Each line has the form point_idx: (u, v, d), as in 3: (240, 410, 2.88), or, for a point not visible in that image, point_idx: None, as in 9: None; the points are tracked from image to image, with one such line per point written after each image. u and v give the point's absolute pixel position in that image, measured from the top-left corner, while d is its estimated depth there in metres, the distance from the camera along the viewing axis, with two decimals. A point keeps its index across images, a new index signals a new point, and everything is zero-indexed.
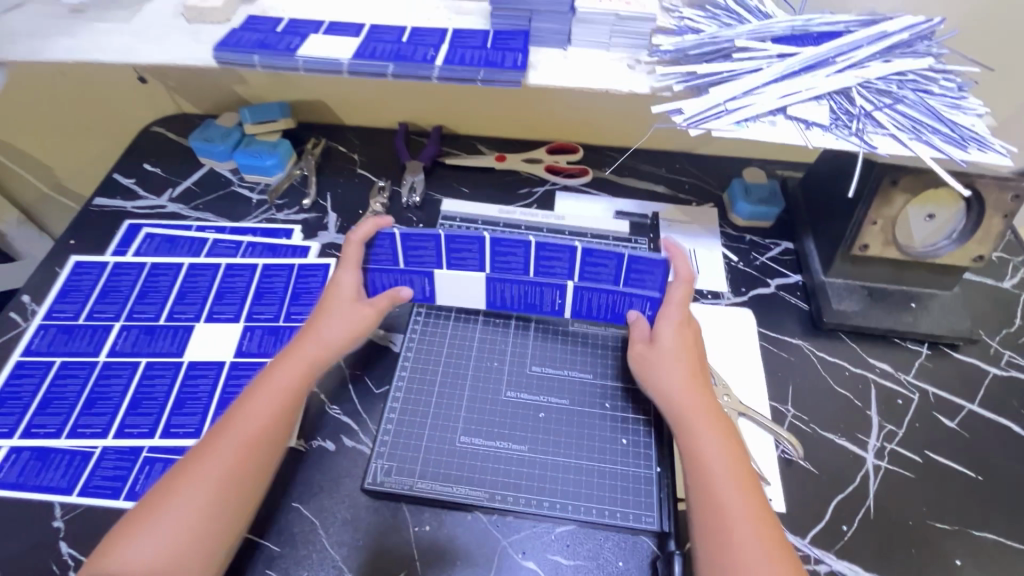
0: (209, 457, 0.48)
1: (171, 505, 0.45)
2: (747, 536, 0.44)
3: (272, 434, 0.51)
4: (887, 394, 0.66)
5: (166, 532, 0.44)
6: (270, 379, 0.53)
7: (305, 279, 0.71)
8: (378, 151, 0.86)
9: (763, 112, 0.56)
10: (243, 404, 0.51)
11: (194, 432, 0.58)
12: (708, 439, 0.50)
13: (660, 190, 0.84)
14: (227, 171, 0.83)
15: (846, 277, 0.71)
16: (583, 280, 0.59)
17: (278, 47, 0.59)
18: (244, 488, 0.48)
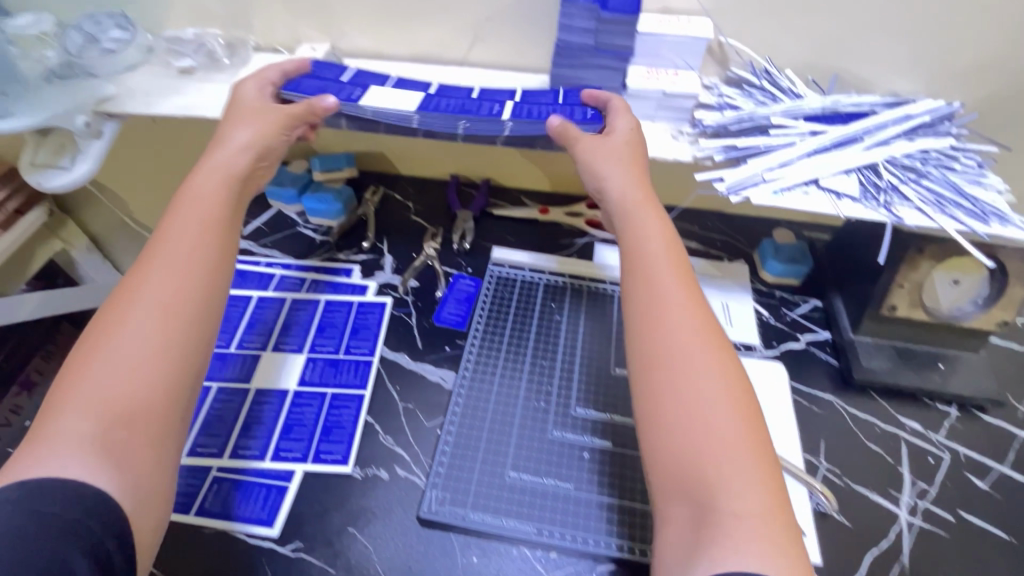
0: (141, 298, 0.48)
1: (112, 348, 0.46)
2: (705, 384, 0.46)
3: (203, 276, 0.52)
4: (917, 453, 0.68)
5: (118, 368, 0.45)
6: (186, 223, 0.54)
7: (363, 315, 0.76)
8: (431, 199, 0.94)
9: (797, 183, 0.62)
10: (151, 258, 0.51)
11: (259, 455, 0.62)
12: (657, 303, 0.51)
13: (693, 246, 0.89)
14: (293, 213, 0.90)
15: (875, 336, 0.74)
16: (523, 99, 0.67)
17: (342, 95, 0.66)
18: (202, 307, 0.50)
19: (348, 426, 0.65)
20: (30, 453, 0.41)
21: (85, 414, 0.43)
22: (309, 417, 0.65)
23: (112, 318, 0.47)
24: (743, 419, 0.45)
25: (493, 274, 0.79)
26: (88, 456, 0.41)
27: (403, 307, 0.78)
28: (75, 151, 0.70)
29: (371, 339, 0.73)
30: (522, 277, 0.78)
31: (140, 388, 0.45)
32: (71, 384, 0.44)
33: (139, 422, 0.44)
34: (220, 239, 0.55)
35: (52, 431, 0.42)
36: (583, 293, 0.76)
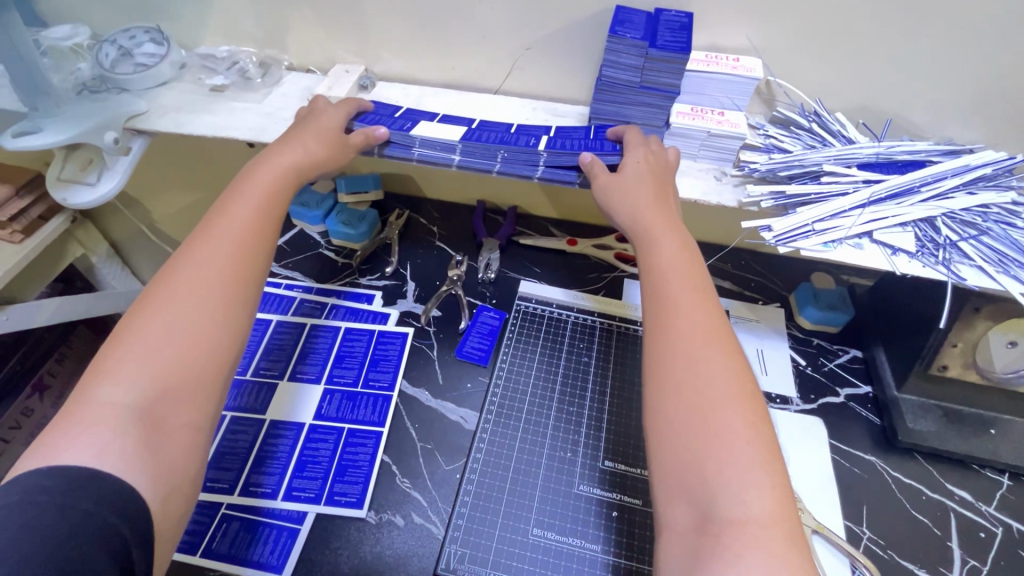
0: (185, 276, 0.49)
1: (153, 323, 0.46)
2: (719, 389, 0.44)
3: (247, 265, 0.52)
4: (967, 525, 0.63)
5: (145, 360, 0.44)
6: (221, 217, 0.53)
7: (384, 345, 0.73)
8: (456, 224, 0.92)
9: (851, 235, 0.58)
10: (198, 239, 0.52)
11: (272, 493, 0.60)
12: (677, 306, 0.49)
13: (726, 286, 0.86)
14: (316, 233, 0.88)
15: (920, 395, 0.70)
16: (556, 135, 0.65)
17: (394, 127, 0.64)
18: (229, 303, 0.49)
19: (365, 465, 0.62)
20: (67, 420, 0.41)
21: (121, 387, 0.43)
22: (325, 454, 0.63)
23: (155, 294, 0.48)
24: (754, 430, 0.42)
25: (520, 309, 0.76)
26: (122, 429, 0.41)
27: (425, 338, 0.75)
28: (102, 167, 0.69)
29: (392, 372, 0.71)
30: (549, 314, 0.75)
31: (175, 367, 0.45)
32: (111, 354, 0.45)
33: (173, 400, 0.44)
34: (267, 229, 0.55)
35: (91, 399, 0.42)
36: (613, 334, 0.73)
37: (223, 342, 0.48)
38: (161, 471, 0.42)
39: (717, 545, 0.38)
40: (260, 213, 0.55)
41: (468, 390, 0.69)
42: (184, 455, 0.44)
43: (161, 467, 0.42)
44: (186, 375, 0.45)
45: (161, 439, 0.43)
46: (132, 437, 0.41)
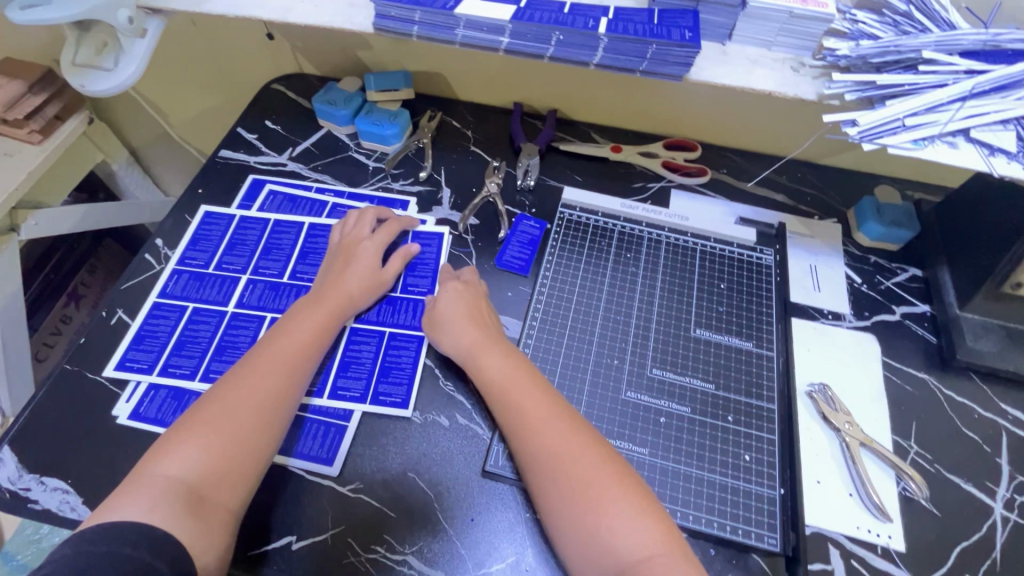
0: (249, 362, 0.55)
1: (210, 410, 0.51)
2: (582, 462, 0.49)
3: (295, 382, 0.55)
4: (1018, 443, 0.62)
5: (196, 450, 0.48)
6: (254, 360, 0.55)
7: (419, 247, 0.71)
8: (491, 129, 0.86)
9: (944, 132, 0.52)
10: (273, 336, 0.57)
11: (317, 391, 0.60)
12: (524, 402, 0.53)
13: (781, 200, 0.81)
14: (345, 135, 0.83)
15: (985, 314, 0.67)
16: (617, 15, 0.57)
17: (435, 5, 0.56)
18: (263, 422, 0.51)
19: (408, 367, 0.62)
20: (128, 489, 0.46)
21: (181, 462, 0.47)
22: (367, 355, 0.62)
23: (224, 382, 0.53)
24: (619, 493, 0.48)
25: (563, 216, 0.72)
26: (173, 500, 0.45)
27: (462, 247, 0.72)
28: (118, 51, 0.63)
29: (430, 276, 0.68)
30: (595, 223, 0.71)
31: (226, 450, 0.49)
32: (177, 432, 0.50)
33: (218, 482, 0.48)
34: (323, 346, 0.58)
35: (151, 473, 0.47)
36: (662, 245, 0.69)
37: (267, 441, 0.51)
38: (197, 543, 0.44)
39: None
40: (318, 327, 0.59)
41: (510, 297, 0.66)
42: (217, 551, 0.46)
43: (205, 531, 0.45)
44: (238, 451, 0.49)
45: (204, 517, 0.46)
46: (182, 513, 0.45)
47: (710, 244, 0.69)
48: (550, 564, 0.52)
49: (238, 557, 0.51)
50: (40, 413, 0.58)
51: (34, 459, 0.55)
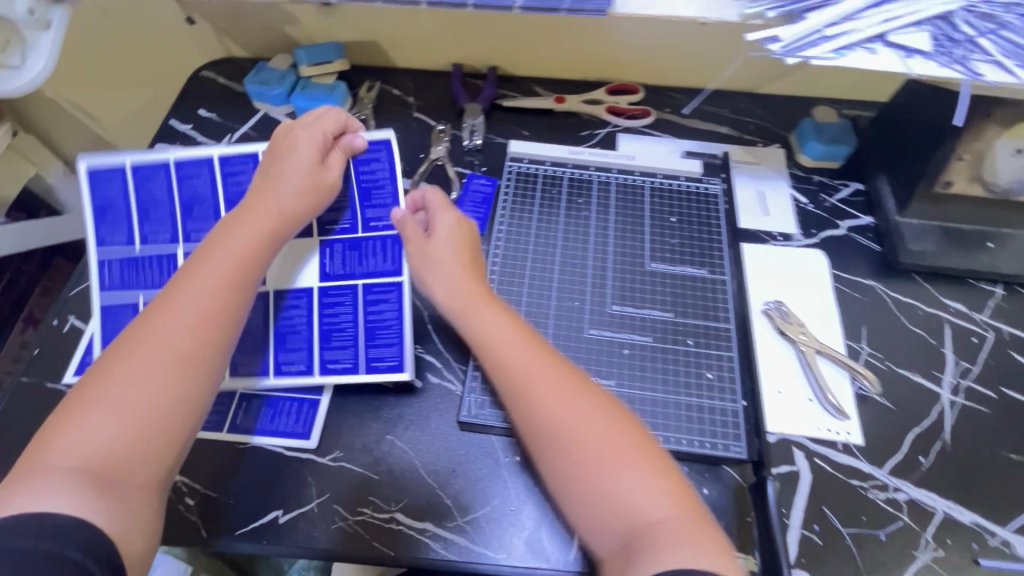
0: (154, 318, 0.48)
1: (115, 377, 0.44)
2: (586, 423, 0.46)
3: (215, 330, 0.49)
4: (961, 333, 0.66)
5: (109, 419, 0.43)
6: (168, 306, 0.48)
7: (369, 170, 0.64)
8: (433, 93, 0.85)
9: (863, 39, 0.53)
10: (189, 274, 0.51)
11: (307, 370, 0.59)
12: (519, 366, 0.50)
13: (725, 132, 0.82)
14: (283, 116, 0.81)
15: (922, 217, 0.70)
16: None
17: None
18: (192, 376, 0.46)
19: (394, 324, 0.61)
20: (26, 472, 0.40)
21: (86, 434, 0.42)
22: (346, 319, 0.61)
23: (127, 343, 0.46)
24: (626, 457, 0.45)
25: (512, 170, 0.72)
26: (82, 484, 0.40)
27: None
28: (23, 46, 0.60)
29: (388, 201, 0.64)
30: (544, 173, 0.71)
31: (146, 417, 0.44)
32: (76, 405, 0.43)
33: (137, 451, 0.43)
34: (251, 285, 0.53)
35: (49, 459, 0.41)
36: (611, 187, 0.70)
37: (193, 395, 0.46)
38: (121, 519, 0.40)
39: (642, 544, 0.41)
40: (235, 264, 0.52)
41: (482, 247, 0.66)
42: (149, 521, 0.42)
43: (126, 509, 0.41)
44: (160, 416, 0.44)
45: (122, 491, 0.41)
46: (95, 489, 0.40)
47: (659, 180, 0.70)
48: (535, 496, 0.54)
49: (226, 538, 0.52)
50: (5, 429, 0.57)
51: (1, 472, 0.54)
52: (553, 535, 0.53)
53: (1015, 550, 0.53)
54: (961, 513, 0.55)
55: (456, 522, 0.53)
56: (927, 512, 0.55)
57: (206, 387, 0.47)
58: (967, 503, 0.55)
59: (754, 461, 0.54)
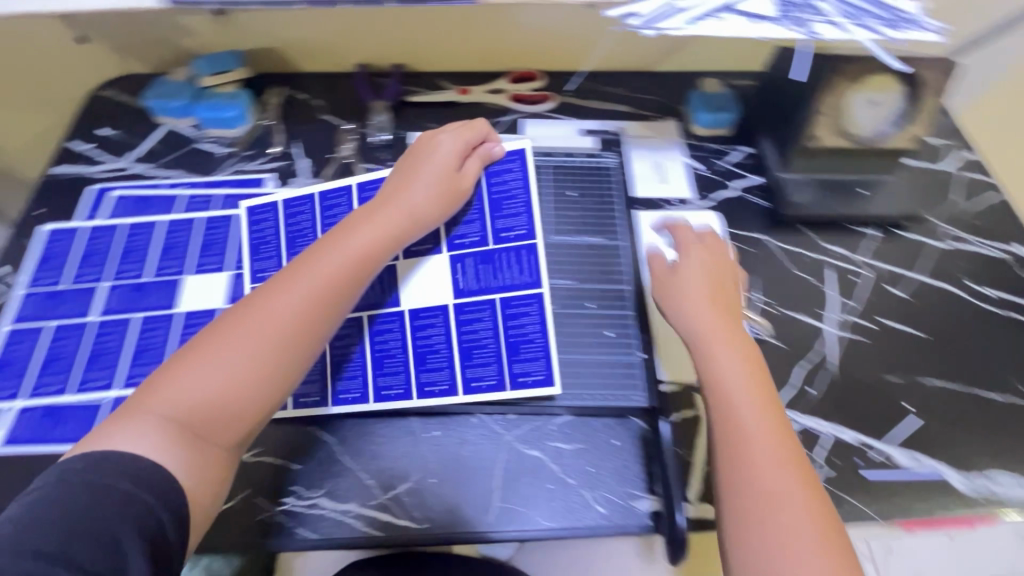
0: (303, 281, 0.50)
1: (236, 333, 0.47)
2: (779, 489, 0.44)
3: (331, 303, 0.51)
4: (842, 274, 0.71)
5: (194, 380, 0.45)
6: (290, 278, 0.51)
7: (296, 217, 0.67)
8: (339, 95, 0.86)
9: (713, 9, 0.58)
10: (318, 248, 0.53)
11: (404, 392, 0.58)
12: (747, 431, 0.47)
13: (623, 110, 0.86)
14: (188, 127, 0.81)
15: (802, 171, 0.76)
16: None
17: None
18: (292, 352, 0.48)
19: (491, 344, 0.59)
20: (132, 412, 0.43)
21: (200, 384, 0.45)
22: None
23: (246, 305, 0.49)
24: (805, 482, 0.45)
25: None
26: (170, 432, 0.43)
27: None
28: None
29: (524, 214, 0.62)
30: None
31: (233, 379, 0.45)
32: (190, 355, 0.46)
33: (211, 419, 0.45)
34: (369, 268, 0.54)
35: (157, 403, 0.44)
36: None
37: (277, 375, 0.47)
38: (196, 472, 0.43)
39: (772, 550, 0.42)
40: (378, 237, 0.55)
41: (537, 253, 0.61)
42: (219, 474, 0.45)
43: (196, 466, 0.43)
44: (259, 379, 0.46)
45: (197, 450, 0.44)
46: (172, 438, 0.43)
47: (557, 158, 0.75)
48: (458, 468, 0.57)
49: None
50: None
51: None
52: (474, 501, 0.55)
53: (894, 462, 0.59)
54: (846, 434, 0.60)
55: (378, 500, 0.55)
56: (816, 438, 0.60)
57: (296, 367, 0.48)
58: (850, 424, 0.61)
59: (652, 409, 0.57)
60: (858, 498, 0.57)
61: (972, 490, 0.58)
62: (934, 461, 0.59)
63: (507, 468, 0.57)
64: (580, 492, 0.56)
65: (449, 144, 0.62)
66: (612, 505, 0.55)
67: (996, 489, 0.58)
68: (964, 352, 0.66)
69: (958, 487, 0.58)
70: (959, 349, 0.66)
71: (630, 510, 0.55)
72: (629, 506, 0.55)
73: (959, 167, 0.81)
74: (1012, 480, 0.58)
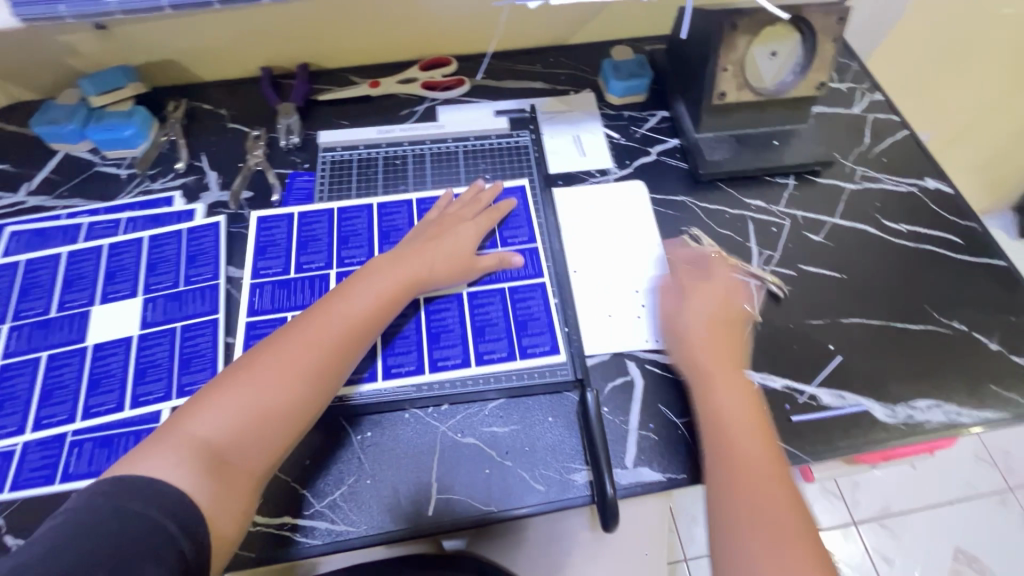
0: (323, 324, 0.54)
1: (262, 369, 0.51)
2: (767, 503, 0.47)
3: (348, 353, 0.55)
4: (762, 226, 0.72)
5: (219, 412, 0.48)
6: (321, 315, 0.55)
7: (269, 231, 0.69)
8: (245, 101, 0.83)
9: None
10: (342, 290, 0.58)
11: (416, 368, 0.60)
12: (744, 442, 0.51)
13: (539, 86, 0.85)
14: (86, 152, 0.77)
15: (715, 129, 0.76)
16: None
17: None
18: (309, 386, 0.52)
19: (500, 322, 0.63)
20: (161, 438, 0.46)
21: (210, 424, 0.48)
22: (162, 355, 0.61)
23: (272, 343, 0.53)
24: (783, 485, 0.49)
25: (327, 160, 0.76)
26: (197, 460, 0.45)
27: (241, 223, 0.71)
28: None
29: (525, 226, 0.70)
30: (358, 156, 0.76)
31: (257, 422, 0.49)
32: (222, 383, 0.50)
33: (237, 447, 0.48)
34: (391, 307, 0.59)
35: (185, 432, 0.47)
36: (424, 157, 0.76)
37: (297, 407, 0.51)
38: (216, 504, 0.45)
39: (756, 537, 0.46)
40: (391, 289, 0.59)
41: (538, 256, 0.68)
42: (240, 510, 0.46)
43: (220, 494, 0.45)
44: (278, 420, 0.50)
45: (223, 476, 0.46)
46: (203, 468, 0.45)
47: (470, 143, 0.77)
48: (393, 465, 0.56)
49: None
50: None
51: None
52: (412, 496, 0.55)
53: (821, 402, 0.60)
54: (773, 381, 0.62)
55: (314, 508, 0.54)
56: None
57: (312, 403, 0.52)
58: (777, 371, 0.62)
59: (575, 380, 0.60)
60: (789, 442, 0.58)
61: (896, 420, 0.60)
62: (859, 396, 0.61)
63: (442, 457, 0.57)
64: (517, 473, 0.56)
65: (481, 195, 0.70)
66: (550, 482, 0.56)
67: (917, 415, 0.60)
68: (883, 288, 0.68)
69: (882, 418, 0.60)
70: (878, 286, 0.68)
71: (567, 483, 0.55)
72: (568, 480, 0.56)
73: (868, 109, 0.83)
74: (932, 405, 0.60)
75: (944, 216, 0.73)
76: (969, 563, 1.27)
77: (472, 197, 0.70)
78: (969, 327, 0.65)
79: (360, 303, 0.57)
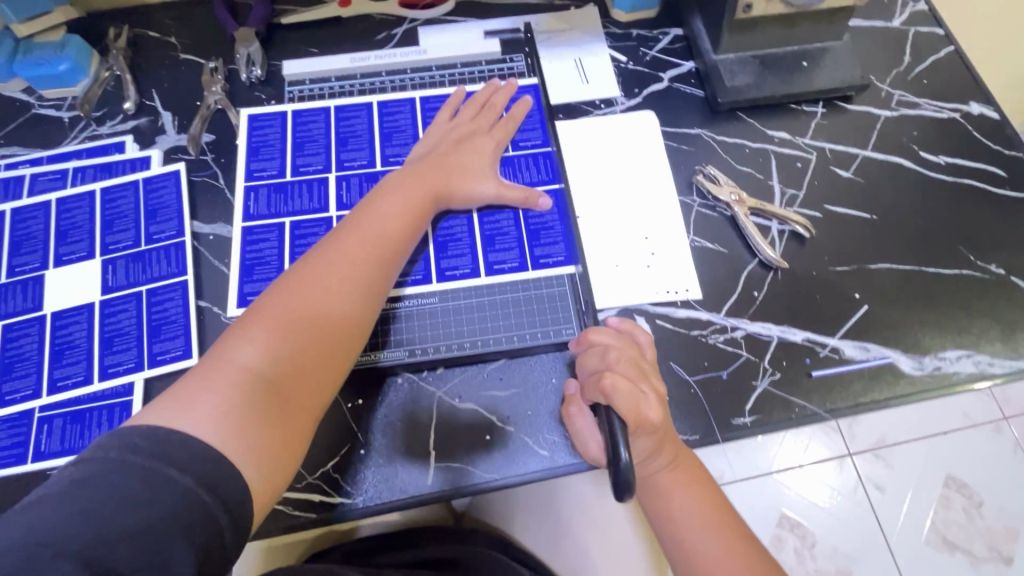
0: (354, 241, 0.50)
1: (301, 292, 0.46)
2: None
3: (386, 275, 0.51)
4: (786, 161, 0.65)
5: (262, 343, 0.43)
6: (353, 230, 0.51)
7: (261, 130, 0.64)
8: (197, 26, 0.72)
9: None
10: (367, 205, 0.54)
11: (423, 279, 0.57)
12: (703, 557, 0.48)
13: (535, 1, 0.74)
14: (20, 92, 0.67)
15: (737, 50, 0.66)
16: None
17: None
18: (356, 306, 0.48)
19: (511, 231, 0.60)
20: (202, 380, 0.41)
21: (257, 357, 0.43)
22: (129, 322, 0.56)
23: (302, 270, 0.48)
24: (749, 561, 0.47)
25: (294, 95, 0.67)
26: (248, 396, 0.41)
27: (204, 170, 0.64)
28: None
29: (539, 128, 0.65)
30: (330, 90, 0.67)
31: (305, 347, 0.45)
32: (255, 313, 0.45)
33: (293, 376, 0.44)
34: (423, 218, 0.55)
35: (229, 368, 0.42)
36: (406, 87, 0.67)
37: (348, 328, 0.48)
38: (278, 439, 0.41)
39: None
40: (419, 206, 0.55)
41: (562, 195, 0.62)
42: (297, 444, 0.43)
43: (253, 450, 0.39)
44: (329, 342, 0.46)
45: (275, 419, 0.42)
46: (258, 405, 0.41)
47: (456, 72, 0.68)
48: (387, 436, 0.53)
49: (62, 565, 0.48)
50: None
51: None
52: (407, 466, 0.52)
53: (844, 355, 0.56)
54: (793, 334, 0.57)
55: (307, 481, 0.51)
56: (763, 342, 0.57)
57: (360, 323, 0.49)
58: (798, 324, 0.58)
59: None
60: (808, 399, 0.55)
61: (923, 372, 0.56)
62: (884, 348, 0.57)
63: (439, 423, 0.53)
64: (520, 439, 0.53)
65: (497, 98, 0.65)
66: (554, 447, 0.52)
67: (945, 366, 0.56)
68: (916, 231, 0.62)
69: (909, 371, 0.56)
70: (910, 228, 0.62)
71: (571, 449, 0.52)
72: (573, 444, 0.52)
73: (910, 21, 0.73)
74: (962, 355, 0.56)
75: (988, 145, 0.66)
76: (958, 490, 1.25)
77: (486, 100, 0.64)
78: (1006, 271, 0.60)
79: (395, 216, 0.53)
